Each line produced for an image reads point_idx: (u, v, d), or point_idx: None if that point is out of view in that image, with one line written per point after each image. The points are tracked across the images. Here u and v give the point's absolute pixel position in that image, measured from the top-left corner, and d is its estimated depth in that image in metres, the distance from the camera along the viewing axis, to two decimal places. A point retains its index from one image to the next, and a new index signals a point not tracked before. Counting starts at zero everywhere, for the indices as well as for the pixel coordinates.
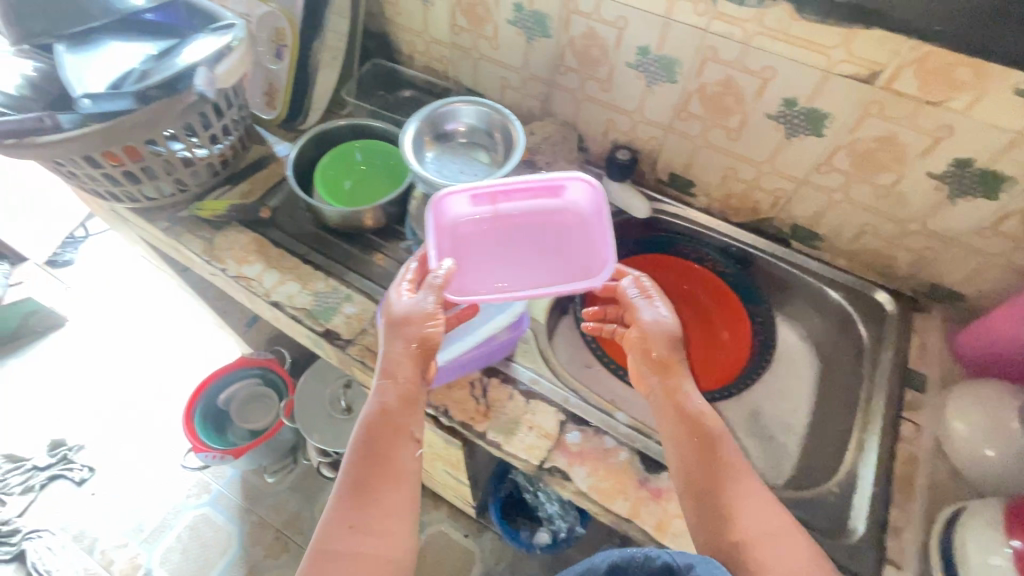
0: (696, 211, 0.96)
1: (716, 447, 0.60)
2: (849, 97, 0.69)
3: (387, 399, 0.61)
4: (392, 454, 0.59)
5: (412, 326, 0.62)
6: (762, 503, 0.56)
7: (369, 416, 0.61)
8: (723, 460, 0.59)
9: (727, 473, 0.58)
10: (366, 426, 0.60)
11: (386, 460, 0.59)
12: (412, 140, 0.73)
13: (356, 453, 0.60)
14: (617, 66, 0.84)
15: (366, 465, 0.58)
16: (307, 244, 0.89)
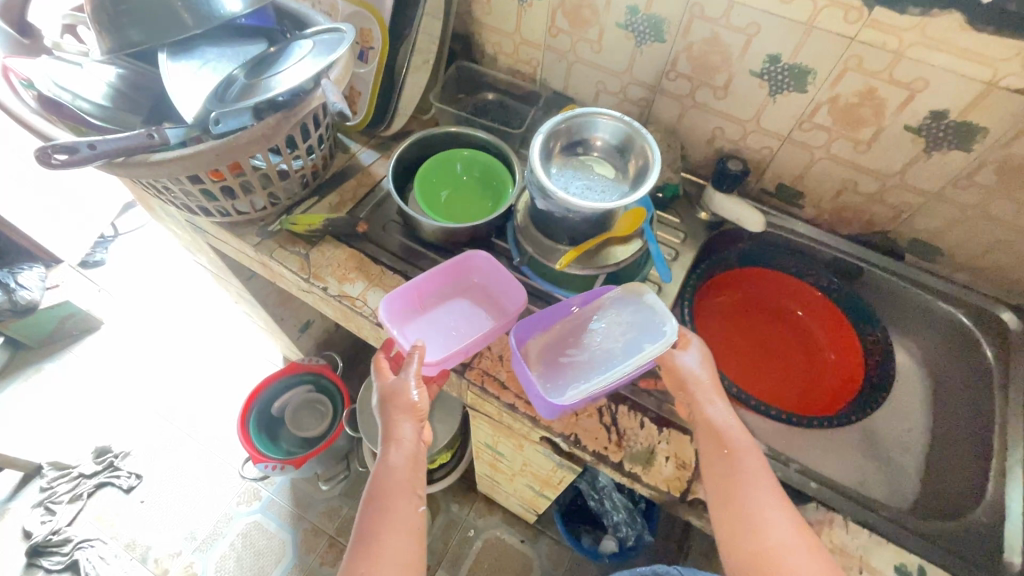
0: (801, 222, 0.93)
1: (740, 467, 0.61)
2: (1010, 111, 0.65)
3: (394, 459, 0.65)
4: (390, 512, 0.64)
5: (399, 398, 0.67)
6: (788, 526, 0.58)
7: (380, 470, 0.65)
8: (755, 481, 0.61)
9: (749, 491, 0.60)
10: (378, 479, 0.65)
11: (379, 517, 0.63)
12: (543, 151, 0.70)
13: (368, 504, 0.65)
14: (738, 74, 0.80)
15: (372, 518, 0.63)
16: (406, 259, 0.86)
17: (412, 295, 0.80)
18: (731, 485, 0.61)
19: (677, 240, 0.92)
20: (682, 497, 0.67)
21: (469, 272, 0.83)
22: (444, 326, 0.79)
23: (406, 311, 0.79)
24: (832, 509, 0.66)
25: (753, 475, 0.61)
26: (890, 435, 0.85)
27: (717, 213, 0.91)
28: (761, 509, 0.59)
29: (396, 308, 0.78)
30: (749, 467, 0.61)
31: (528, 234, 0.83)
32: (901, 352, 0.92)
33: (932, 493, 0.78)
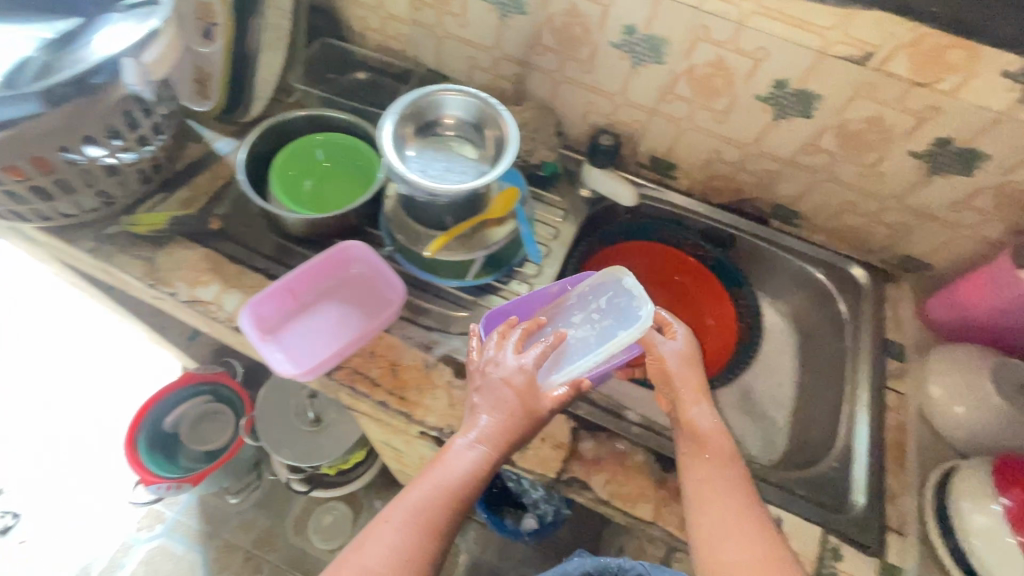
0: (676, 193, 0.94)
1: (708, 470, 0.60)
2: (840, 78, 0.68)
3: (475, 462, 0.58)
4: (462, 508, 0.58)
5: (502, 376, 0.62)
6: (742, 531, 0.56)
7: (443, 477, 0.58)
8: (720, 485, 0.59)
9: (713, 495, 0.59)
10: (433, 491, 0.57)
11: (444, 523, 0.57)
12: (392, 135, 0.65)
13: (405, 526, 0.56)
14: (600, 46, 0.79)
15: (428, 532, 0.56)
16: (270, 256, 0.80)
17: (281, 299, 0.73)
18: (699, 481, 0.60)
19: (558, 218, 0.91)
20: (558, 477, 0.67)
21: (339, 265, 0.77)
22: (316, 328, 0.73)
23: (275, 318, 0.73)
24: None
25: (723, 479, 0.60)
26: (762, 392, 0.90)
27: (595, 188, 0.93)
28: (719, 511, 0.58)
29: (262, 316, 0.72)
30: (717, 468, 0.60)
31: (398, 220, 0.79)
32: (773, 313, 0.97)
33: (798, 444, 0.84)
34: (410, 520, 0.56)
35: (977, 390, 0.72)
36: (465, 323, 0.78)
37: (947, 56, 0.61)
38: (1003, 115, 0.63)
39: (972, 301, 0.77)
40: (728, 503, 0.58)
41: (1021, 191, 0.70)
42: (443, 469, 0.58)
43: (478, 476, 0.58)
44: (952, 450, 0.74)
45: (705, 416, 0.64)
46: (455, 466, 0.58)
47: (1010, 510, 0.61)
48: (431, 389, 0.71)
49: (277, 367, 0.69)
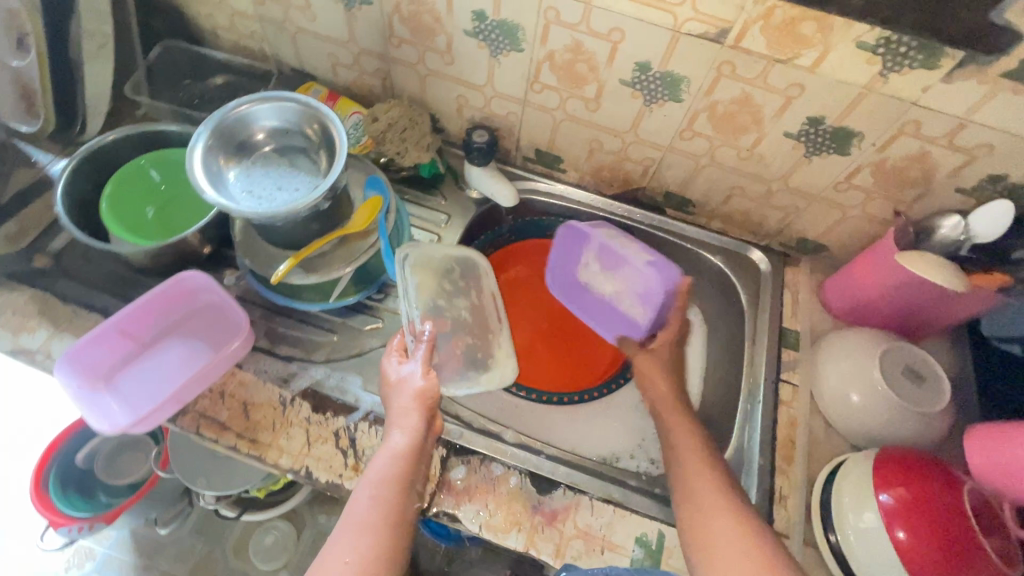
0: (567, 186, 0.89)
1: (689, 469, 0.60)
2: (699, 57, 0.62)
3: (405, 447, 0.60)
4: (413, 496, 0.59)
5: (405, 391, 0.63)
6: (738, 532, 0.53)
7: (387, 467, 0.58)
8: (705, 484, 0.58)
9: (701, 499, 0.57)
10: (384, 483, 0.57)
11: (404, 514, 0.56)
12: (202, 165, 0.58)
13: (367, 529, 0.53)
14: (454, 35, 0.72)
15: (388, 528, 0.54)
16: (110, 291, 0.73)
17: (114, 343, 0.66)
18: (686, 489, 0.59)
19: (440, 223, 0.86)
20: (426, 512, 0.62)
21: (183, 298, 0.70)
22: (159, 369, 0.66)
23: (109, 365, 0.65)
24: (579, 492, 0.64)
25: (710, 483, 0.58)
26: None
27: (478, 188, 0.85)
28: (712, 514, 0.55)
29: (92, 365, 0.65)
30: (700, 469, 0.60)
31: (249, 244, 0.72)
32: (678, 304, 0.93)
33: None
34: (367, 522, 0.54)
35: (865, 375, 0.69)
36: (330, 348, 0.73)
37: (801, 29, 0.56)
38: (867, 89, 0.59)
39: (862, 283, 0.74)
40: (714, 501, 0.56)
41: (899, 168, 0.66)
42: (381, 462, 0.59)
43: (407, 460, 0.59)
44: (847, 441, 0.72)
45: (684, 436, 0.64)
46: (388, 458, 0.59)
47: (887, 506, 0.58)
48: (286, 427, 0.65)
49: (103, 423, 0.61)
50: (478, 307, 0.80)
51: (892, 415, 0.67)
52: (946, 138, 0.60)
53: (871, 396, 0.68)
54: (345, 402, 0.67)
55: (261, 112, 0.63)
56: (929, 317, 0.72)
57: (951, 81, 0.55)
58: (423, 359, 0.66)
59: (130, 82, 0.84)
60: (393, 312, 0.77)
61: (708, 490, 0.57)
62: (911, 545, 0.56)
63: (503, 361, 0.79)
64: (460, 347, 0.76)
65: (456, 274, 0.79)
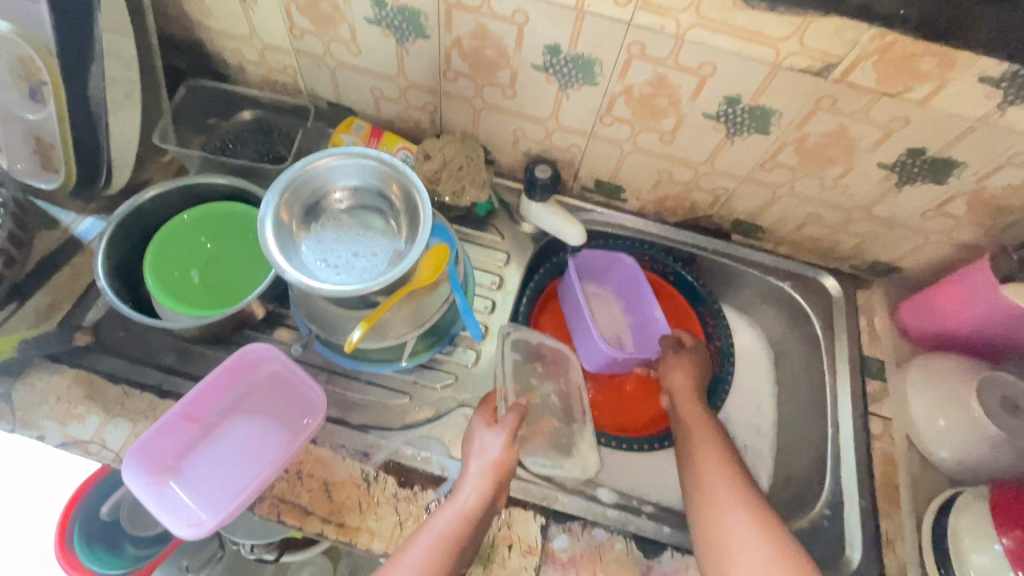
0: (627, 215, 0.85)
1: (710, 483, 0.62)
2: (797, 91, 0.58)
3: (472, 509, 0.57)
4: (464, 560, 0.56)
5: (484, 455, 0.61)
6: (766, 555, 0.56)
7: (449, 524, 0.56)
8: (729, 499, 0.60)
9: (723, 512, 0.60)
10: (440, 540, 0.55)
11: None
12: (277, 235, 0.53)
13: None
14: (521, 70, 0.66)
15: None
16: (159, 365, 0.67)
17: (178, 429, 0.61)
18: (706, 503, 0.61)
19: (499, 263, 0.81)
20: None
21: (247, 373, 0.65)
22: (227, 454, 0.61)
23: (173, 453, 0.60)
24: (687, 553, 0.62)
25: (732, 501, 0.60)
26: (742, 421, 0.83)
27: (536, 222, 0.80)
28: (734, 529, 0.58)
29: (155, 453, 0.59)
30: (730, 487, 0.62)
31: (308, 306, 0.66)
32: (743, 329, 0.90)
33: (783, 478, 0.78)
34: (416, 573, 0.54)
35: (961, 408, 0.68)
36: (404, 413, 0.68)
37: (919, 64, 0.52)
38: (980, 122, 0.56)
39: (949, 309, 0.72)
40: (746, 532, 0.58)
41: (998, 196, 0.63)
42: (444, 517, 0.57)
43: (471, 521, 0.56)
44: (942, 474, 0.70)
45: (709, 450, 0.66)
46: (452, 515, 0.57)
47: (1010, 551, 0.57)
48: (374, 507, 0.61)
49: (183, 523, 0.57)
50: (570, 392, 0.75)
51: (993, 450, 0.66)
52: None
53: (961, 422, 0.68)
54: (432, 473, 0.63)
55: (335, 170, 0.57)
56: (1019, 343, 0.70)
57: None
58: (510, 429, 0.64)
59: (157, 130, 0.75)
60: (464, 365, 0.73)
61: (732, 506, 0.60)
62: None
63: (588, 446, 0.70)
64: (545, 427, 0.70)
65: (547, 362, 0.76)
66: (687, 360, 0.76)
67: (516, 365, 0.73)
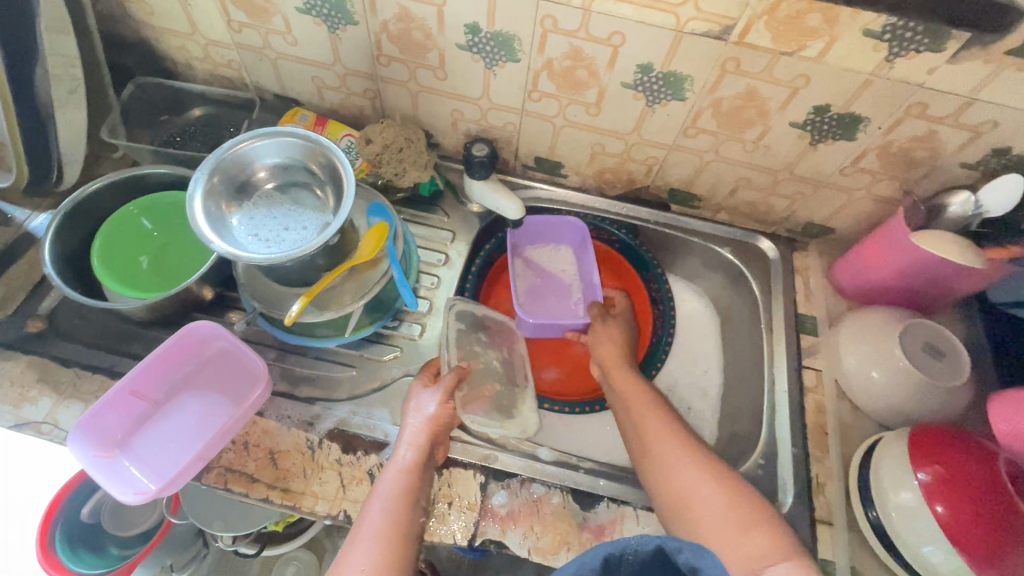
0: (569, 191, 0.88)
1: (652, 435, 0.65)
2: (702, 55, 0.61)
3: (412, 462, 0.60)
4: (419, 509, 0.58)
5: (420, 413, 0.64)
6: (712, 489, 0.58)
7: (394, 481, 0.58)
8: (668, 446, 0.63)
9: (661, 448, 0.63)
10: (393, 497, 0.57)
11: (410, 528, 0.56)
12: (206, 212, 0.56)
13: (376, 539, 0.54)
14: (447, 50, 0.69)
15: (397, 541, 0.55)
16: (110, 349, 0.69)
17: (127, 405, 0.63)
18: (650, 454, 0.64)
19: (445, 241, 0.84)
20: (472, 542, 0.61)
21: (194, 350, 0.67)
22: (177, 426, 0.64)
23: (122, 429, 0.62)
24: (623, 504, 0.64)
25: (674, 443, 0.63)
26: (689, 384, 0.85)
27: (482, 202, 0.84)
28: (677, 466, 0.61)
29: (104, 430, 0.62)
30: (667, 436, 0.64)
31: (254, 285, 0.70)
32: (690, 297, 0.92)
33: (727, 435, 0.80)
34: (378, 535, 0.55)
35: (887, 355, 0.70)
36: (351, 384, 0.71)
37: (807, 21, 0.55)
38: (874, 76, 0.59)
39: (874, 262, 0.74)
40: (673, 450, 0.62)
41: (906, 149, 0.66)
42: (388, 477, 0.59)
43: (413, 473, 0.59)
44: (873, 421, 0.73)
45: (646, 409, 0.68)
46: (395, 472, 0.59)
47: (925, 484, 0.59)
48: (318, 472, 0.63)
49: (127, 491, 0.59)
50: (512, 355, 0.78)
51: (917, 392, 0.68)
52: (951, 117, 0.61)
53: (892, 372, 0.69)
54: (375, 439, 0.66)
55: (261, 150, 0.61)
56: (942, 291, 0.73)
57: (957, 62, 0.55)
58: (446, 387, 0.66)
59: (106, 125, 0.79)
60: (409, 338, 0.75)
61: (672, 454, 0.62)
62: (952, 519, 0.56)
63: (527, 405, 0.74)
64: (487, 391, 0.72)
65: (492, 330, 0.78)
66: (611, 327, 0.79)
67: (459, 334, 0.74)
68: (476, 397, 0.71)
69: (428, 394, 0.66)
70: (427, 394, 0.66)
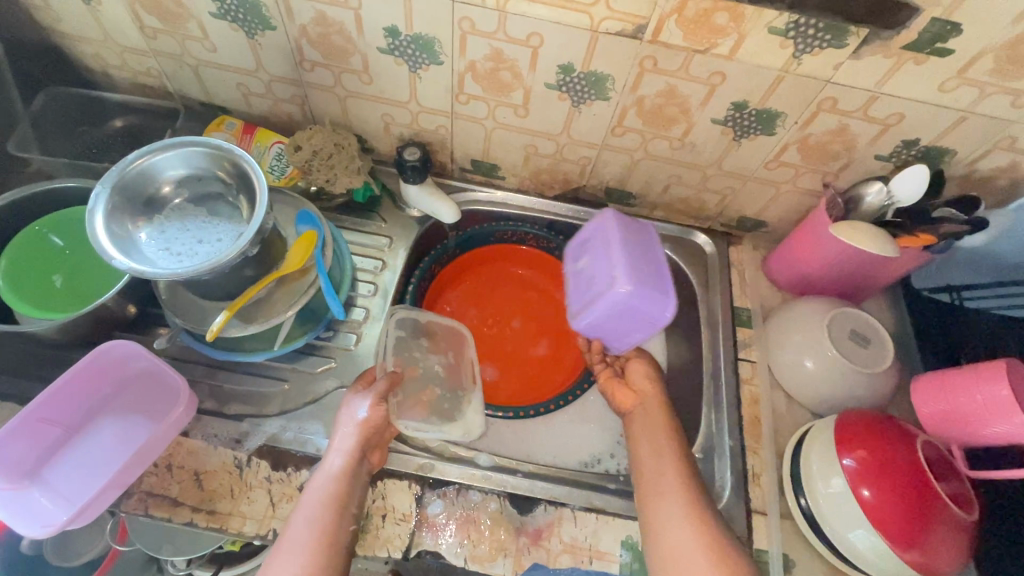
0: (507, 193, 0.88)
1: (651, 475, 0.61)
2: (620, 55, 0.62)
3: (341, 469, 0.59)
4: (348, 516, 0.57)
5: (350, 415, 0.62)
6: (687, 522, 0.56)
7: (322, 489, 0.57)
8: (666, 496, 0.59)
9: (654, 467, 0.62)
10: (320, 505, 0.56)
11: (338, 535, 0.55)
12: (109, 228, 0.54)
13: (302, 550, 0.53)
14: (369, 54, 0.68)
15: (324, 554, 0.53)
16: (19, 373, 0.66)
17: (36, 433, 0.60)
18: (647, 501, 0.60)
19: (383, 248, 0.83)
20: (407, 554, 0.60)
21: (111, 372, 0.65)
22: (91, 452, 0.61)
23: (32, 458, 0.59)
24: (560, 505, 0.64)
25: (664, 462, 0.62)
26: None
27: (419, 207, 0.83)
28: (667, 514, 0.58)
29: (11, 461, 0.58)
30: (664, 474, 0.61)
31: (176, 300, 0.67)
32: None
33: None
34: (303, 547, 0.53)
35: (816, 344, 0.71)
36: (282, 399, 0.69)
37: (714, 19, 0.56)
38: (784, 72, 0.60)
39: (803, 254, 0.76)
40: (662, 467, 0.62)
41: (823, 142, 0.68)
42: (316, 486, 0.58)
43: (342, 480, 0.58)
44: (807, 409, 0.74)
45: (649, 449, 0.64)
46: (325, 480, 0.58)
47: (851, 469, 0.60)
48: (246, 492, 0.61)
49: (34, 524, 0.56)
50: (453, 365, 0.75)
51: (845, 380, 0.69)
52: (861, 110, 0.62)
53: (822, 361, 0.70)
54: (306, 454, 0.64)
55: (167, 161, 0.59)
56: (867, 279, 0.75)
57: (859, 57, 0.57)
58: (378, 391, 0.64)
59: (15, 137, 0.77)
60: (345, 348, 0.74)
61: (666, 502, 0.58)
62: (876, 503, 0.58)
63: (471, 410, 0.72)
64: (425, 396, 0.71)
65: (437, 337, 0.76)
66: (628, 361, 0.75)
67: (400, 340, 0.73)
68: (414, 403, 0.70)
69: (359, 396, 0.64)
70: (359, 397, 0.64)
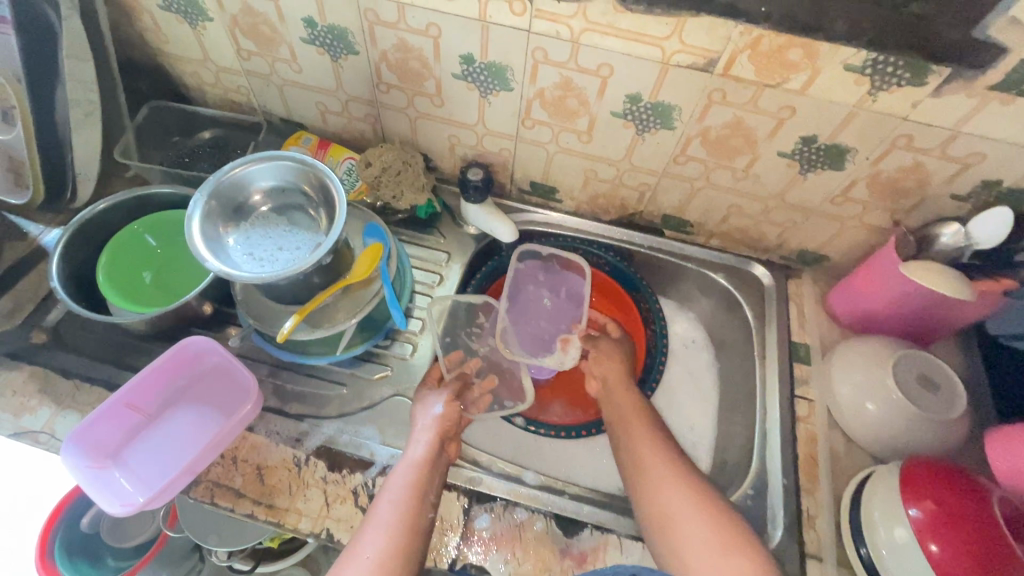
0: (563, 216, 0.89)
1: (672, 509, 0.60)
2: (689, 87, 0.63)
3: (423, 458, 0.63)
4: (427, 505, 0.59)
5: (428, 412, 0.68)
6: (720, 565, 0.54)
7: (405, 475, 0.61)
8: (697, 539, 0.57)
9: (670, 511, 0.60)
10: (404, 491, 0.59)
11: (419, 520, 0.57)
12: (202, 231, 0.59)
13: (385, 530, 0.55)
14: (443, 78, 0.72)
15: (402, 536, 0.55)
16: (109, 360, 0.72)
17: (122, 417, 0.65)
18: (671, 536, 0.58)
19: (441, 262, 0.86)
20: (451, 567, 0.61)
21: (191, 366, 0.70)
22: (169, 438, 0.65)
23: (115, 439, 0.65)
24: (606, 531, 0.64)
25: (678, 506, 0.60)
26: (680, 412, 0.84)
27: (477, 225, 0.85)
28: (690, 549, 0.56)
29: (97, 441, 0.64)
30: (671, 512, 0.60)
31: (249, 301, 0.71)
32: (684, 323, 0.92)
33: (720, 463, 0.79)
34: (385, 526, 0.56)
35: (879, 386, 0.68)
36: (340, 402, 0.72)
37: (787, 55, 0.56)
38: (857, 109, 0.60)
39: (869, 291, 0.74)
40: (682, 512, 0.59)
41: (895, 179, 0.66)
42: (400, 472, 0.61)
43: (423, 468, 0.62)
44: (867, 454, 0.71)
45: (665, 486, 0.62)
46: (405, 468, 0.62)
47: (917, 521, 0.57)
48: (303, 490, 0.64)
49: (116, 502, 0.61)
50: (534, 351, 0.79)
51: (910, 424, 0.66)
52: (938, 149, 0.61)
53: (885, 405, 0.68)
54: (361, 457, 0.66)
55: (257, 174, 0.64)
56: (938, 322, 0.72)
57: (939, 96, 0.56)
58: (449, 393, 0.71)
59: (119, 146, 0.83)
60: (401, 358, 0.77)
61: (688, 540, 0.57)
62: (945, 560, 0.54)
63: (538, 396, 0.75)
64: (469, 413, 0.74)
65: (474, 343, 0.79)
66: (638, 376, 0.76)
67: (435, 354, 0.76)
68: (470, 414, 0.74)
69: (438, 394, 0.71)
70: (438, 395, 0.71)
